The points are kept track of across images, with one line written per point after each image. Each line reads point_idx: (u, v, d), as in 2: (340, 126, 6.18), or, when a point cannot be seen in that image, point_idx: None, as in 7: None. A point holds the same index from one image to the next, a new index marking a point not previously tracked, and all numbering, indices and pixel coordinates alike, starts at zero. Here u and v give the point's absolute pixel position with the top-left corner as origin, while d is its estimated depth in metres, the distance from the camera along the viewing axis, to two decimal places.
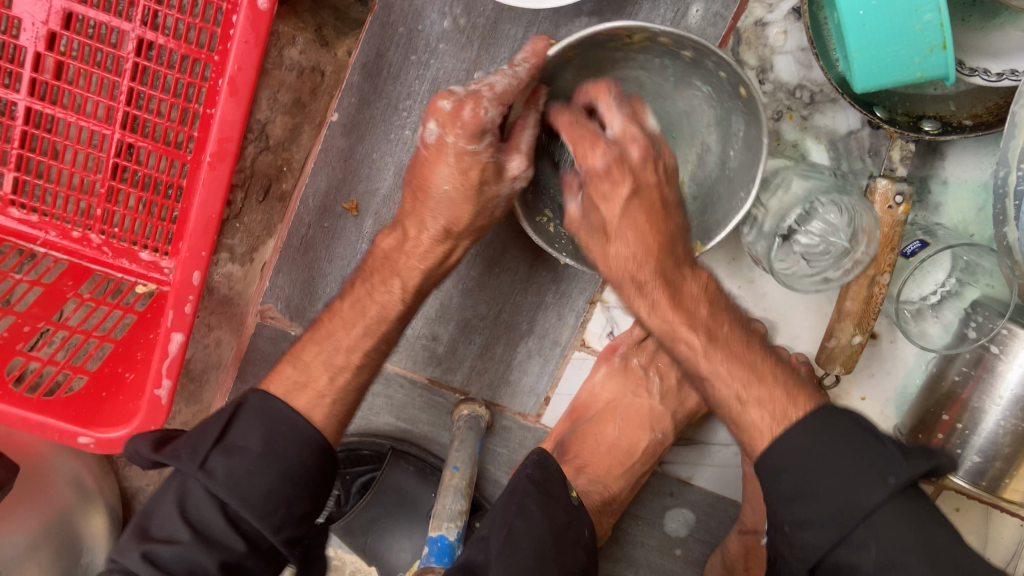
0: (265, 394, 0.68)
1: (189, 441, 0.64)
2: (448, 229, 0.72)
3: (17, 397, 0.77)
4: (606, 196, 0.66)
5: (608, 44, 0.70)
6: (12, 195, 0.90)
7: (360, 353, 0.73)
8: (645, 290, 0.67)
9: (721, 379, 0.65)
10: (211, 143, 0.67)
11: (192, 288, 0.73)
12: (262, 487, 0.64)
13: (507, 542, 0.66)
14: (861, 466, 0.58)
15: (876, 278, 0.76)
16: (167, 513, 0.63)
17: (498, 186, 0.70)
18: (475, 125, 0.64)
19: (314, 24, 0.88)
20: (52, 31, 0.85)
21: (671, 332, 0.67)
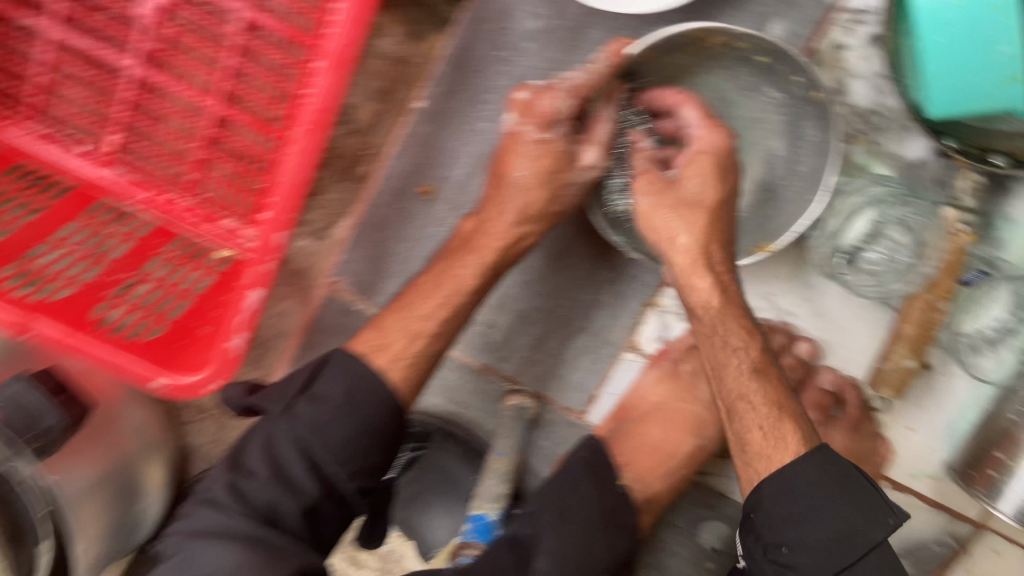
0: (349, 352, 0.72)
1: (280, 395, 0.71)
2: (525, 213, 0.78)
3: (99, 338, 0.82)
4: (705, 168, 0.76)
5: (687, 48, 0.81)
6: (114, 154, 0.97)
7: (438, 321, 0.76)
8: (697, 273, 0.73)
9: (758, 395, 0.69)
10: (313, 111, 0.74)
11: (272, 249, 0.77)
12: (341, 434, 0.68)
13: (561, 514, 0.70)
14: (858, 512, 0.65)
15: (934, 302, 0.79)
16: (255, 453, 0.70)
17: (570, 175, 0.77)
18: (546, 114, 0.75)
19: (410, 19, 0.91)
20: (172, 6, 0.94)
21: (723, 341, 0.72)
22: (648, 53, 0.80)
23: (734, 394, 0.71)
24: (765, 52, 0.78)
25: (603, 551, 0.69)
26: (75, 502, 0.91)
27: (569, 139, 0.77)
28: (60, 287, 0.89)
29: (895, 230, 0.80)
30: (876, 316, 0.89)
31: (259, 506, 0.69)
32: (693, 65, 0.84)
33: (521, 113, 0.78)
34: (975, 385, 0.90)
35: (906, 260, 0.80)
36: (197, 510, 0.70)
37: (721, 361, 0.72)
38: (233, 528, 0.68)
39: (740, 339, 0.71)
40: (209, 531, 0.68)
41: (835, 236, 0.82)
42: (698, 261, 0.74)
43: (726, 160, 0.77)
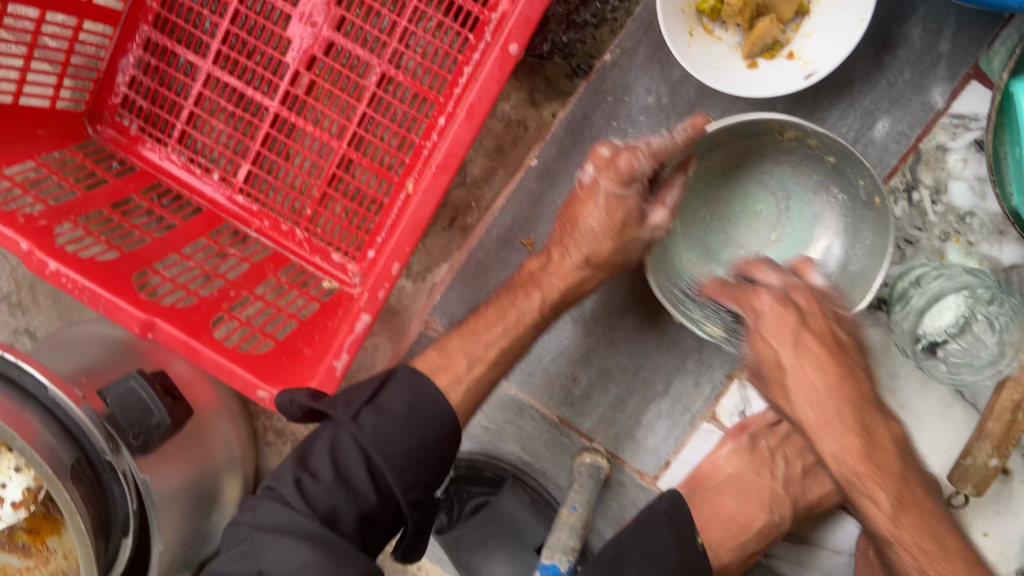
0: (413, 370, 0.81)
1: (344, 396, 0.78)
2: (588, 258, 0.87)
3: (216, 345, 0.88)
4: (778, 334, 0.70)
5: (760, 136, 0.86)
6: (241, 184, 1.07)
7: (495, 349, 0.86)
8: (832, 426, 0.67)
9: (909, 542, 0.67)
10: (440, 156, 0.78)
11: (389, 277, 0.82)
12: (401, 446, 0.75)
13: (642, 558, 0.72)
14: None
15: (1022, 403, 0.80)
16: (320, 454, 0.75)
17: (637, 231, 0.85)
18: (627, 171, 0.80)
19: (528, 86, 0.99)
20: (313, 55, 1.01)
21: (860, 486, 0.67)
22: (720, 137, 0.86)
23: (887, 540, 0.68)
24: (833, 153, 0.82)
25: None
26: (161, 503, 0.94)
27: (641, 198, 0.83)
28: (188, 295, 0.94)
29: (983, 324, 0.79)
30: (960, 414, 0.89)
31: (319, 507, 0.71)
32: (762, 152, 0.88)
33: (600, 166, 0.83)
34: None
35: (986, 358, 0.79)
36: (266, 505, 0.73)
37: (860, 501, 0.68)
38: (302, 527, 0.70)
39: (874, 484, 0.67)
40: (276, 527, 0.71)
41: (918, 326, 0.83)
42: (826, 423, 0.68)
43: (788, 306, 0.71)
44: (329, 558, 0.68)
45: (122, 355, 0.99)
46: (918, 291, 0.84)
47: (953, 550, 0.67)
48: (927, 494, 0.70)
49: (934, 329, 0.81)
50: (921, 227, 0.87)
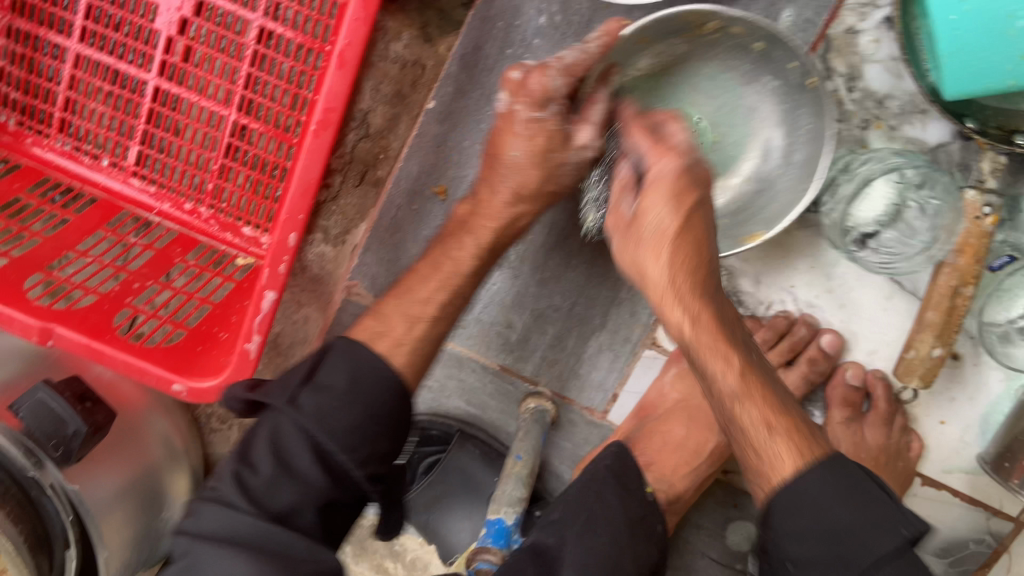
0: (349, 340, 0.70)
1: (281, 383, 0.67)
2: (517, 192, 0.76)
3: (121, 342, 0.85)
4: (664, 198, 0.62)
5: (683, 32, 0.76)
6: (134, 166, 1.00)
7: (435, 305, 0.75)
8: (667, 299, 0.65)
9: (751, 404, 0.63)
10: (317, 113, 0.73)
11: (287, 249, 0.78)
12: (347, 421, 0.64)
13: (585, 526, 0.64)
14: (869, 518, 0.60)
15: (959, 289, 0.77)
16: (260, 448, 0.64)
17: (563, 155, 0.74)
18: (541, 93, 0.71)
19: (419, 22, 0.92)
20: (184, 17, 0.94)
21: (709, 352, 0.64)
22: (640, 41, 0.76)
23: (722, 399, 0.65)
24: (760, 39, 0.73)
25: (631, 565, 0.63)
26: (98, 510, 0.90)
27: (564, 120, 0.73)
28: (84, 294, 0.91)
29: (915, 211, 0.78)
30: (901, 306, 0.86)
31: (269, 506, 0.62)
32: (688, 48, 0.79)
33: (513, 91, 0.73)
34: (1008, 377, 0.87)
35: (917, 245, 0.79)
36: (203, 511, 0.63)
37: (707, 362, 0.64)
38: (250, 532, 0.61)
39: (724, 349, 0.64)
40: (218, 535, 0.61)
41: (848, 215, 0.81)
42: (683, 290, 0.64)
43: (687, 174, 0.63)
44: (279, 568, 0.60)
45: (41, 366, 0.93)
46: (847, 175, 0.82)
47: (787, 416, 0.64)
48: (765, 366, 0.67)
49: (864, 219, 0.80)
50: (839, 118, 0.83)
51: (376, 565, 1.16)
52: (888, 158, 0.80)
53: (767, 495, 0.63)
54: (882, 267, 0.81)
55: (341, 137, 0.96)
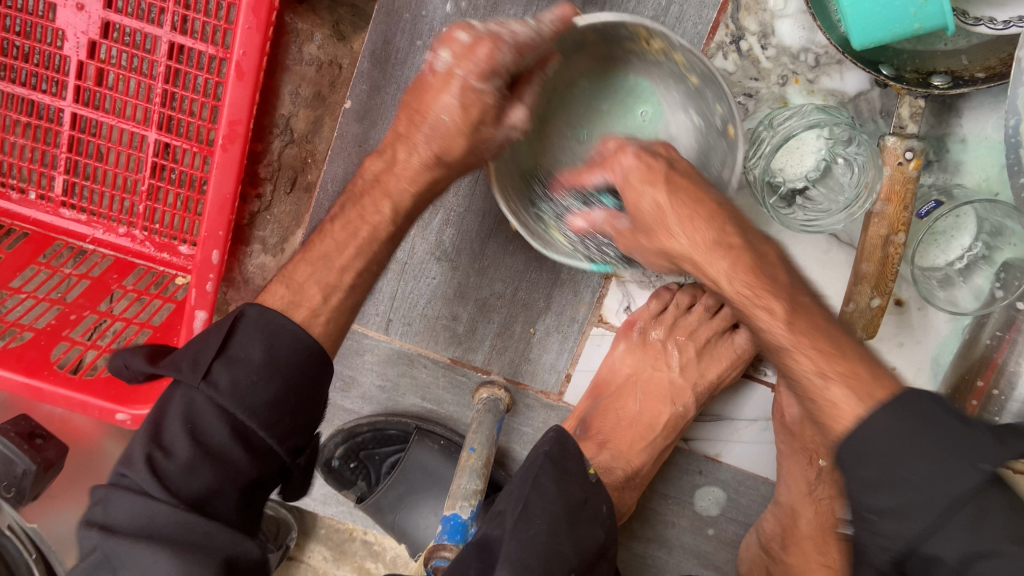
0: (263, 307, 0.66)
1: (189, 352, 0.64)
2: (439, 156, 0.70)
3: (58, 377, 0.85)
4: (644, 180, 0.68)
5: (627, 41, 0.74)
6: (63, 197, 0.96)
7: (353, 273, 0.71)
8: (716, 256, 0.67)
9: (803, 353, 0.62)
10: (223, 125, 0.74)
11: (212, 266, 0.80)
12: (267, 395, 0.63)
13: (521, 517, 0.65)
14: (952, 454, 0.53)
15: (889, 237, 0.76)
16: (172, 422, 0.61)
17: (494, 129, 0.70)
18: (488, 64, 0.64)
19: (331, 20, 0.92)
20: (93, 40, 0.90)
21: (751, 304, 0.65)
22: (586, 36, 0.72)
23: (778, 350, 0.64)
24: (697, 73, 0.72)
25: (572, 551, 0.64)
26: (60, 544, 0.91)
27: (501, 95, 0.67)
28: (20, 332, 0.89)
29: (844, 166, 0.79)
30: (841, 257, 0.86)
31: (183, 492, 0.60)
32: (629, 54, 0.77)
33: (457, 53, 0.65)
34: (954, 317, 0.87)
35: (842, 202, 0.79)
36: (112, 500, 0.60)
37: (753, 315, 0.65)
38: (164, 523, 0.58)
39: (767, 297, 0.64)
40: (134, 528, 0.58)
41: (772, 169, 0.80)
42: (706, 250, 0.67)
43: (645, 154, 0.69)
44: (200, 559, 0.58)
45: None
46: (771, 132, 0.81)
47: (843, 361, 0.60)
48: (822, 310, 0.65)
49: (794, 175, 0.80)
50: (757, 77, 0.83)
51: (356, 568, 1.16)
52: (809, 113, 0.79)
53: (835, 443, 0.59)
54: (805, 226, 0.81)
55: (267, 145, 0.94)
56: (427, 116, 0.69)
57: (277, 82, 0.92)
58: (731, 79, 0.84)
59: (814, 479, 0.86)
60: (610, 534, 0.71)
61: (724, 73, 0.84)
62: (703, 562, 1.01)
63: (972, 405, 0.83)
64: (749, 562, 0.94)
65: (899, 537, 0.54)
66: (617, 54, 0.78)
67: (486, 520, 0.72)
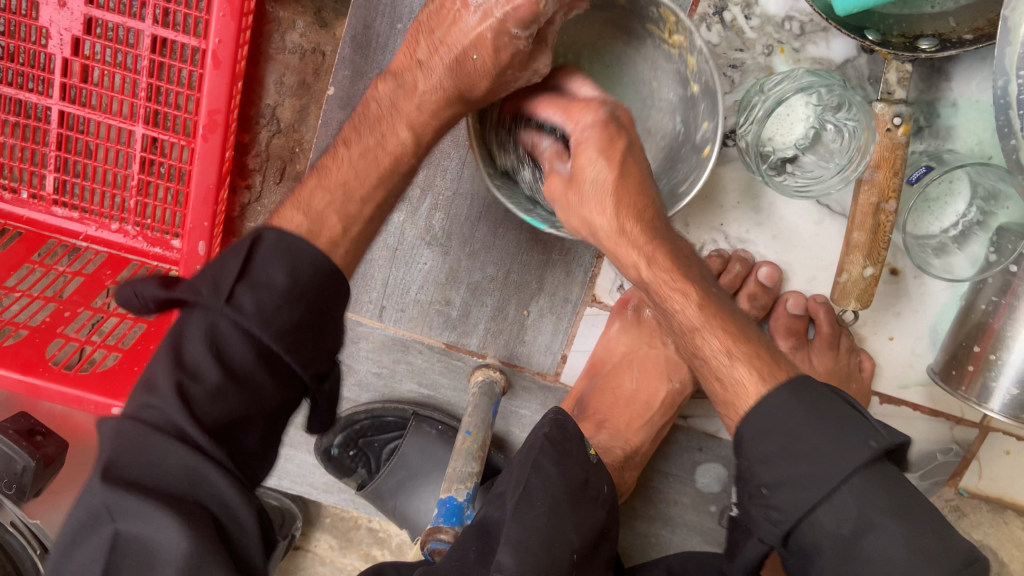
0: (282, 231, 0.59)
1: (207, 276, 0.56)
2: (460, 93, 0.67)
3: (55, 374, 0.86)
4: (602, 151, 0.60)
5: (650, 24, 0.74)
6: (55, 195, 0.95)
7: (374, 205, 0.67)
8: (630, 234, 0.62)
9: (712, 333, 0.63)
10: (203, 115, 0.75)
11: (199, 257, 0.81)
12: (293, 320, 0.55)
13: (522, 499, 0.65)
14: (843, 427, 0.56)
15: (881, 205, 0.75)
16: (190, 344, 0.54)
17: (518, 75, 0.65)
18: (528, 12, 0.59)
19: (313, 7, 0.91)
20: (76, 37, 0.89)
21: (664, 287, 0.63)
22: (620, 2, 0.73)
23: (686, 333, 0.65)
24: (700, 81, 0.72)
25: (574, 533, 0.64)
26: None
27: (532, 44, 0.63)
28: (15, 330, 0.89)
29: (833, 133, 0.78)
30: (834, 229, 0.85)
31: (206, 425, 0.53)
32: (638, 37, 0.77)
33: None
34: (951, 285, 0.86)
35: (834, 167, 0.78)
36: (125, 438, 0.52)
37: (667, 298, 0.64)
38: (177, 468, 0.51)
39: (682, 283, 0.64)
40: (139, 477, 0.51)
41: (763, 137, 0.80)
42: (635, 236, 0.62)
43: (612, 123, 0.61)
44: (210, 522, 0.51)
45: None
46: (760, 97, 0.80)
47: (748, 344, 0.63)
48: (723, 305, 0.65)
49: (783, 143, 0.80)
50: (742, 48, 0.82)
51: (363, 556, 1.17)
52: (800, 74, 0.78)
53: (735, 424, 0.61)
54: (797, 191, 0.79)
55: (253, 136, 0.94)
56: (452, 48, 0.65)
57: (261, 71, 0.92)
58: (716, 51, 0.83)
59: None
60: (611, 513, 0.71)
61: (709, 45, 0.83)
62: (707, 539, 1.01)
63: (969, 372, 0.80)
64: None
65: (795, 507, 0.56)
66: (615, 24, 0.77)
67: (486, 500, 0.72)
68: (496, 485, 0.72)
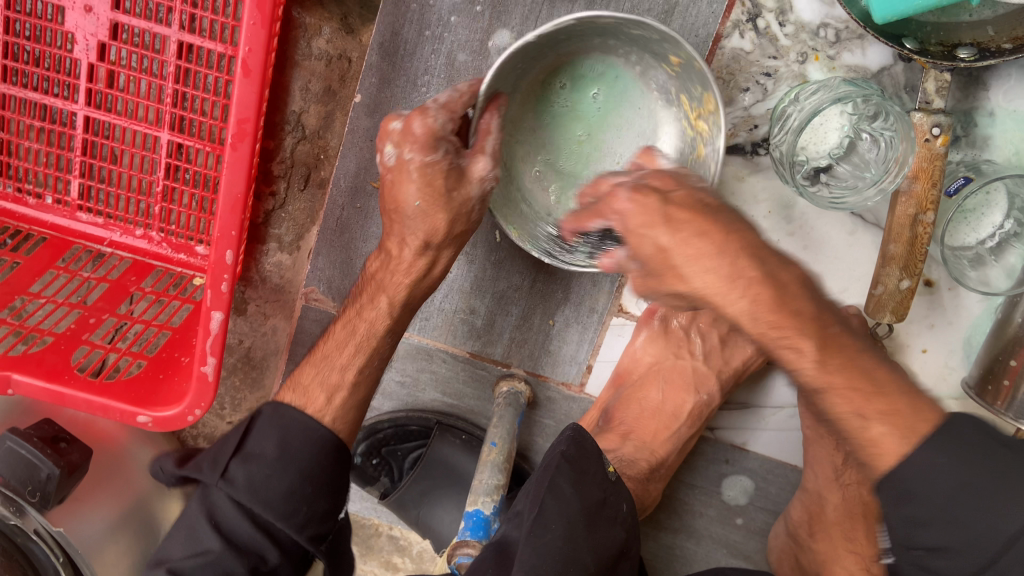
0: (276, 405, 0.73)
1: (211, 454, 0.71)
2: (427, 241, 0.75)
3: (79, 381, 0.85)
4: (643, 224, 0.55)
5: (686, 92, 0.74)
6: (80, 200, 0.95)
7: (353, 370, 0.77)
8: (734, 293, 0.53)
9: (839, 393, 0.55)
10: (232, 124, 0.74)
11: (226, 266, 0.80)
12: (279, 488, 0.68)
13: (538, 521, 0.63)
14: (1005, 483, 0.52)
15: (919, 216, 0.73)
16: (197, 521, 0.68)
17: (465, 191, 0.73)
18: (426, 135, 0.70)
19: (340, 13, 0.90)
20: (102, 42, 0.88)
21: (776, 342, 0.54)
22: (670, 58, 0.71)
23: (804, 388, 0.56)
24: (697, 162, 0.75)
25: (590, 556, 0.63)
26: (89, 550, 0.89)
27: (455, 155, 0.71)
28: (40, 337, 0.89)
29: (869, 143, 0.77)
30: (867, 239, 0.84)
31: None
32: (652, 72, 0.76)
33: (399, 142, 0.72)
34: (986, 297, 0.84)
35: (870, 179, 0.77)
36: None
37: (777, 353, 0.55)
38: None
39: (794, 336, 0.54)
40: None
41: (796, 147, 0.78)
42: (724, 293, 0.53)
43: (642, 190, 0.56)
44: None
45: (10, 416, 0.91)
46: (797, 107, 0.78)
47: (874, 385, 0.55)
48: (848, 333, 0.57)
49: (817, 152, 0.78)
50: (776, 55, 0.81)
51: (384, 563, 1.16)
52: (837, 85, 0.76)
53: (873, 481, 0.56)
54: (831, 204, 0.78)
55: (279, 142, 0.94)
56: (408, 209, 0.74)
57: (287, 77, 0.92)
58: (748, 58, 0.81)
59: (841, 463, 0.84)
60: (632, 532, 0.70)
61: (741, 53, 0.81)
62: (732, 552, 0.99)
63: (1005, 387, 0.78)
64: (779, 550, 0.93)
65: (957, 575, 0.53)
66: (642, 68, 0.76)
67: (505, 519, 0.71)
68: (514, 503, 0.70)
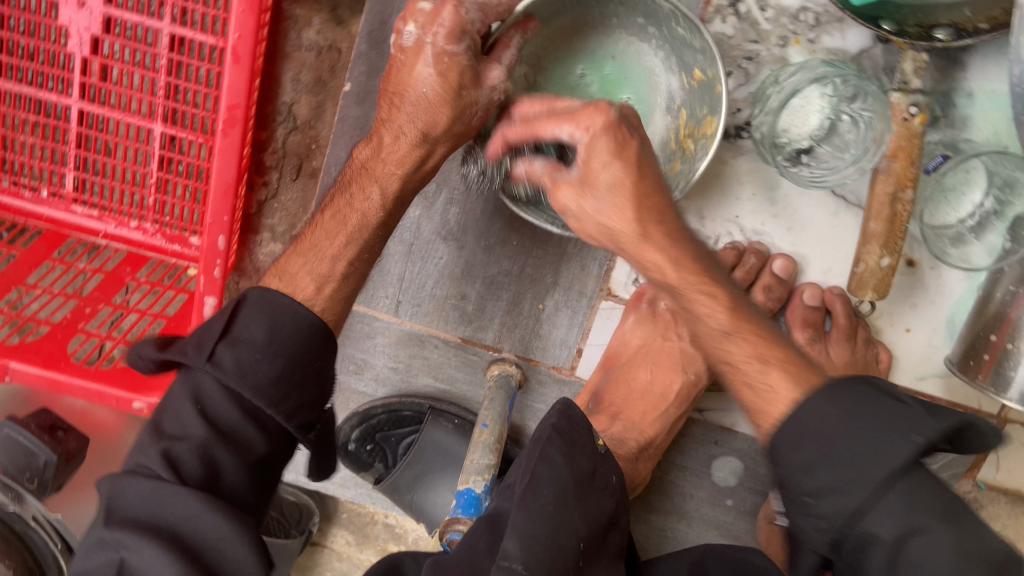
0: (263, 289, 0.69)
1: (195, 337, 0.66)
2: (425, 132, 0.70)
3: (74, 368, 0.87)
4: (613, 156, 0.60)
5: (689, 109, 0.79)
6: (74, 193, 0.96)
7: (344, 262, 0.74)
8: (650, 232, 0.62)
9: (741, 339, 0.64)
10: (222, 111, 0.76)
11: (219, 252, 0.82)
12: (270, 372, 0.65)
13: (529, 488, 0.64)
14: (884, 428, 0.55)
15: (898, 194, 0.75)
16: (179, 408, 0.64)
17: (475, 93, 0.69)
18: (456, 24, 0.66)
19: (329, 5, 0.92)
20: (95, 36, 0.89)
21: (694, 291, 0.64)
22: (695, 72, 0.77)
23: (713, 339, 0.65)
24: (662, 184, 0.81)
25: (579, 520, 0.65)
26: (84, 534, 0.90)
27: (474, 57, 0.68)
28: (36, 326, 0.91)
29: (848, 124, 0.78)
30: (850, 220, 0.85)
31: (197, 465, 0.61)
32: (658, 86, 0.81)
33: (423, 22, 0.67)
34: (968, 275, 0.86)
35: (850, 158, 0.78)
36: (119, 489, 0.60)
37: (693, 301, 0.64)
38: (180, 520, 0.59)
39: (711, 285, 0.64)
40: (144, 506, 0.59)
41: (777, 128, 0.80)
42: (658, 233, 0.62)
43: (622, 124, 0.61)
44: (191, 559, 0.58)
45: (7, 405, 0.93)
46: (774, 91, 0.80)
47: (780, 348, 0.63)
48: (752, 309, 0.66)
49: (797, 135, 0.80)
50: (756, 39, 0.82)
51: (380, 552, 1.17)
52: (815, 65, 0.79)
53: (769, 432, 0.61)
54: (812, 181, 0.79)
55: (270, 133, 0.95)
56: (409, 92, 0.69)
57: (278, 69, 0.93)
58: (730, 42, 0.83)
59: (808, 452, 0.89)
60: (619, 501, 0.72)
61: (723, 37, 0.83)
62: (724, 533, 1.01)
63: (986, 362, 0.79)
64: (769, 529, 0.95)
65: (838, 514, 0.56)
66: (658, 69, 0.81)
67: (497, 493, 0.72)
68: (507, 475, 0.71)
